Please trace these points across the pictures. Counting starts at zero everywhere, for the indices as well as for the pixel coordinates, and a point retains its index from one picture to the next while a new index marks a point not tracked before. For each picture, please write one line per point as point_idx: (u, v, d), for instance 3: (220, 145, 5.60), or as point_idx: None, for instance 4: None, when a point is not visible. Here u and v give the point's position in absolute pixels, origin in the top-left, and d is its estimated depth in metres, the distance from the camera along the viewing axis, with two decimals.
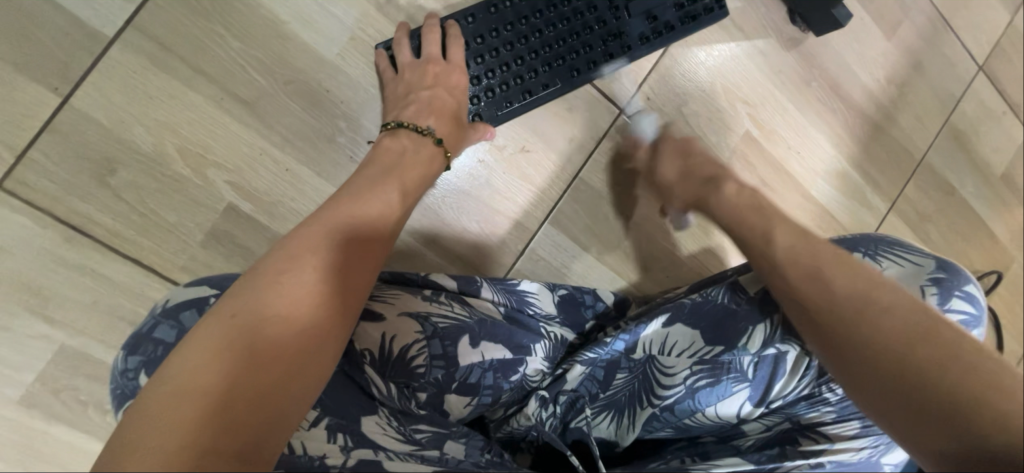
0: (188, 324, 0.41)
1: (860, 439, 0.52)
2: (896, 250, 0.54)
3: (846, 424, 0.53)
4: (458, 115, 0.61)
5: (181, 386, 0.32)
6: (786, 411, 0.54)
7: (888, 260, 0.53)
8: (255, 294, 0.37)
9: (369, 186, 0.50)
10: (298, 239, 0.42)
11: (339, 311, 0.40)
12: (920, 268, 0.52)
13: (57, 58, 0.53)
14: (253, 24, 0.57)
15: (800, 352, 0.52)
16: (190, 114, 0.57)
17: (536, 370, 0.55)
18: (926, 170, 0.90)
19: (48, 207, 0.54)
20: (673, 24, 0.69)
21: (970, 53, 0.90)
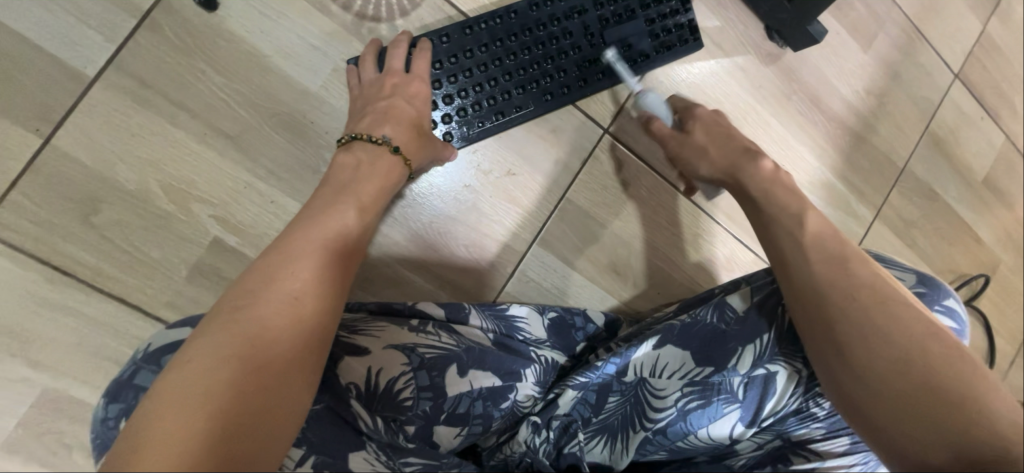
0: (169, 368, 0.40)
1: (850, 455, 0.52)
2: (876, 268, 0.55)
3: (836, 440, 0.53)
4: (420, 125, 0.59)
5: (153, 437, 0.32)
6: (777, 429, 0.54)
7: None
8: (235, 324, 0.38)
9: (343, 200, 0.50)
10: (274, 263, 0.42)
11: (308, 340, 0.40)
12: (901, 282, 0.53)
13: (39, 99, 0.53)
14: (234, 58, 0.58)
15: (789, 372, 0.53)
16: (173, 150, 0.57)
17: (527, 396, 0.55)
18: (909, 178, 0.91)
19: (30, 249, 0.54)
20: (648, 53, 0.71)
21: (946, 63, 0.92)
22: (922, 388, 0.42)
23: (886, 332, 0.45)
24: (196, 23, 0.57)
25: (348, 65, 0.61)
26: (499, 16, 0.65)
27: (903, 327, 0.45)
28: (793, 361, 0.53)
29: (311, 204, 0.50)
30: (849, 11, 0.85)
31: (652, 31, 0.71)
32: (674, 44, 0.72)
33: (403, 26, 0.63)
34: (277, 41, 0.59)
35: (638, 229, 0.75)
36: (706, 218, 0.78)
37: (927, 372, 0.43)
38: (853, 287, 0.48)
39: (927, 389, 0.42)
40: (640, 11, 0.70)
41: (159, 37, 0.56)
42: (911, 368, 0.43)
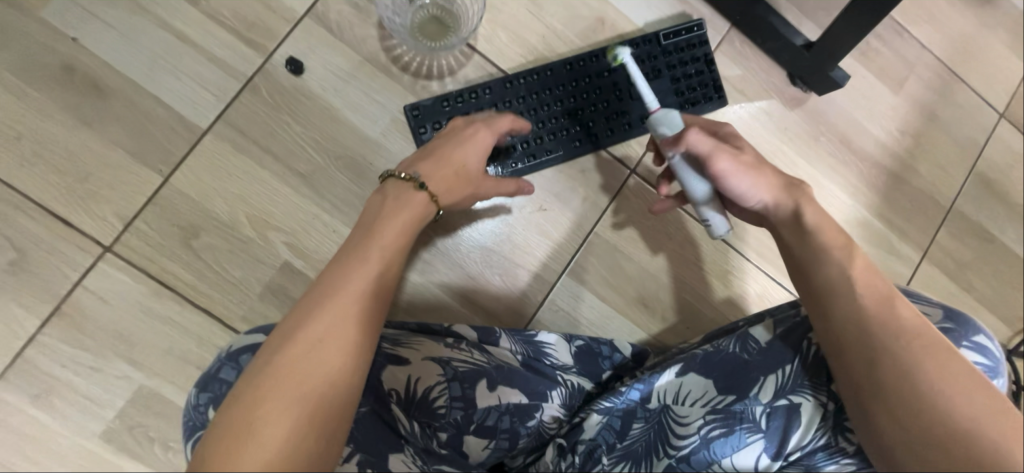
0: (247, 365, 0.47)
1: None
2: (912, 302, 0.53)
3: None
4: (457, 165, 0.60)
5: (237, 436, 0.38)
6: (806, 463, 0.52)
7: None
8: (278, 367, 0.42)
9: (373, 240, 0.52)
10: (309, 308, 0.45)
11: (358, 353, 0.45)
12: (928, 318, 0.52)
13: (162, 145, 0.66)
14: (313, 112, 0.70)
15: (815, 405, 0.52)
16: (259, 187, 0.68)
17: (553, 417, 0.59)
18: (957, 217, 0.89)
19: (143, 266, 0.65)
20: (672, 108, 0.77)
21: (988, 102, 0.91)
22: (947, 428, 0.42)
23: (931, 369, 0.44)
24: (285, 85, 0.69)
25: (403, 115, 0.71)
26: (537, 73, 0.74)
27: (938, 371, 0.44)
28: (818, 394, 0.52)
29: (344, 245, 0.53)
30: (875, 57, 0.87)
31: (677, 88, 0.77)
32: (698, 100, 0.78)
33: (451, 83, 0.73)
34: (348, 98, 0.70)
35: (666, 263, 0.78)
36: (736, 254, 0.79)
37: (964, 425, 0.42)
38: (889, 327, 0.47)
39: (967, 445, 0.41)
40: (666, 70, 0.77)
41: (256, 96, 0.69)
42: (940, 407, 0.43)
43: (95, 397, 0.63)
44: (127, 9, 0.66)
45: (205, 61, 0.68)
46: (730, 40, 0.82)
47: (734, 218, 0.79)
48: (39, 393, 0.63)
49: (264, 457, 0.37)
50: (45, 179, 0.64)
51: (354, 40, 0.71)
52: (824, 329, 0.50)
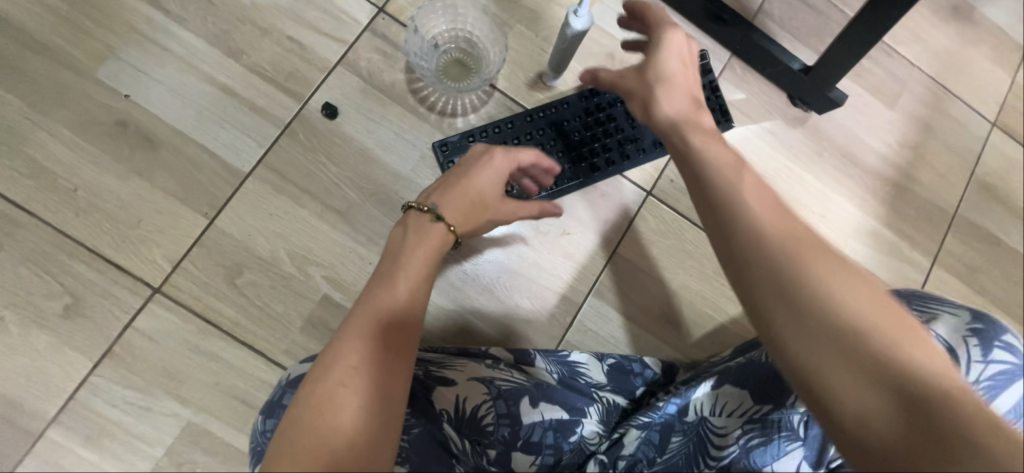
0: None
1: None
2: (930, 306, 0.54)
3: None
4: (471, 196, 0.62)
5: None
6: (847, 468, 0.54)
7: (920, 314, 0.54)
8: (314, 415, 0.41)
9: (399, 278, 0.53)
10: (342, 352, 0.45)
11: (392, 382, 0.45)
12: (957, 319, 0.52)
13: (207, 190, 0.70)
14: (347, 152, 0.74)
15: None
16: (298, 225, 0.72)
17: (592, 432, 0.61)
18: (963, 222, 0.92)
19: (190, 305, 0.68)
20: None
21: (980, 113, 0.96)
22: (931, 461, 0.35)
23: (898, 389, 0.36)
24: (321, 129, 0.74)
25: (432, 151, 0.75)
26: (555, 106, 0.79)
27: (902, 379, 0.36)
28: None
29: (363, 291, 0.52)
30: (868, 76, 0.93)
31: None
32: None
33: (475, 119, 0.77)
34: (380, 137, 0.75)
35: (687, 280, 0.81)
36: None
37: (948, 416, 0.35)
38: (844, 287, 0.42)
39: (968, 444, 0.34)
40: None
41: (294, 140, 0.73)
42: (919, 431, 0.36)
43: (144, 436, 0.65)
44: (174, 65, 0.71)
45: (246, 111, 0.72)
46: (732, 67, 0.87)
47: None
48: (90, 434, 0.64)
49: None
50: (97, 225, 0.67)
51: (384, 84, 0.76)
52: (778, 331, 0.39)
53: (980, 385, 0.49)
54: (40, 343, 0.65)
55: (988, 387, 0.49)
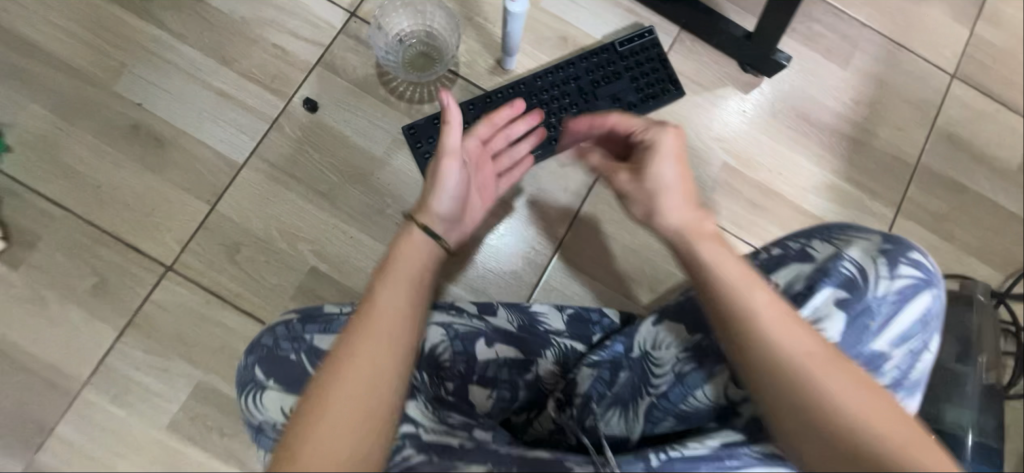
0: (280, 333, 0.57)
1: None
2: (846, 232, 0.57)
3: None
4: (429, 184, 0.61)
5: None
6: None
7: (838, 242, 0.56)
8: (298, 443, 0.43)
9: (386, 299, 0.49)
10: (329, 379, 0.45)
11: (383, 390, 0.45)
12: (867, 243, 0.55)
13: (208, 180, 0.81)
14: (327, 140, 0.83)
15: None
16: (287, 206, 0.81)
17: (547, 372, 0.68)
18: (926, 173, 0.94)
19: (197, 280, 0.78)
20: (635, 102, 0.88)
21: (938, 66, 0.98)
22: None
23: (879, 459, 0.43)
24: (304, 121, 0.83)
25: (402, 134, 0.84)
26: (512, 87, 0.86)
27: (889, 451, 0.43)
28: None
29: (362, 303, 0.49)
30: (819, 39, 0.96)
31: (637, 85, 0.88)
32: (657, 92, 0.88)
33: (440, 104, 0.85)
34: (356, 126, 0.84)
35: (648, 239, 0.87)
36: None
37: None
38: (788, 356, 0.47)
39: None
40: (625, 72, 0.88)
41: (281, 133, 0.83)
42: None
43: (162, 394, 0.75)
44: (177, 75, 0.82)
45: (239, 110, 0.83)
46: (681, 40, 0.92)
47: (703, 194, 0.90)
48: (118, 393, 0.74)
49: None
50: (119, 215, 0.78)
51: (357, 78, 0.85)
52: (788, 406, 0.46)
53: (888, 298, 0.52)
54: (75, 317, 0.76)
55: (898, 300, 0.52)
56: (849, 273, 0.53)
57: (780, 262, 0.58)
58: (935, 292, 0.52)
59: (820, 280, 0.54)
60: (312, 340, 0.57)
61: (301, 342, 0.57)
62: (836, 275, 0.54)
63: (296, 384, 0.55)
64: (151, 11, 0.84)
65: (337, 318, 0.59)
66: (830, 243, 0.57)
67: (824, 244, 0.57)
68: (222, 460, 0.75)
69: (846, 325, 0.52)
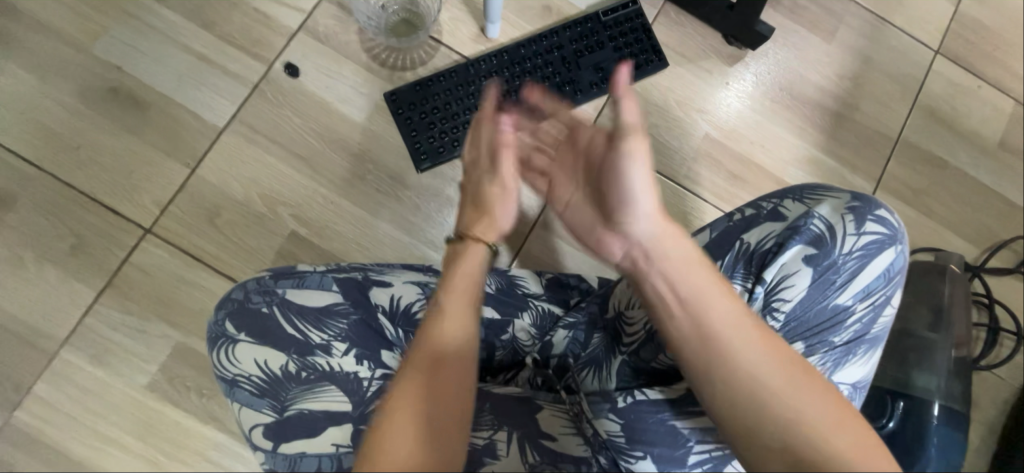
0: (250, 286, 0.55)
1: (807, 359, 0.52)
2: (817, 193, 0.56)
3: (792, 347, 0.53)
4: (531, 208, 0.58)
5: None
6: None
7: (811, 201, 0.56)
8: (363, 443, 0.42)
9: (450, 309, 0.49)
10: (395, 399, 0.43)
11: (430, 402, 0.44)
12: (839, 201, 0.54)
13: (188, 143, 0.80)
14: (308, 105, 0.83)
15: (741, 289, 0.55)
16: (267, 170, 0.81)
17: (524, 334, 0.67)
18: (906, 147, 0.95)
19: (177, 242, 0.78)
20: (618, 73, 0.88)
21: (920, 42, 0.98)
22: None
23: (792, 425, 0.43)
24: (286, 86, 0.83)
25: (383, 101, 0.83)
26: (495, 55, 0.85)
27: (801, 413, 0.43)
28: (742, 280, 0.55)
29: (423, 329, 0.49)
30: (804, 12, 0.96)
31: (619, 56, 0.88)
32: (640, 63, 0.89)
33: (423, 71, 0.85)
34: (338, 91, 0.84)
35: None
36: (691, 197, 0.90)
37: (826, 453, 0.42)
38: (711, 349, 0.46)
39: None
40: (608, 42, 0.88)
41: (262, 98, 0.82)
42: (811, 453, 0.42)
43: (141, 354, 0.75)
44: (157, 38, 0.82)
45: (220, 74, 0.82)
46: (666, 12, 0.92)
47: (685, 165, 0.90)
48: (96, 353, 0.75)
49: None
50: (97, 177, 0.78)
51: (340, 44, 0.85)
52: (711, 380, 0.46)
53: (853, 254, 0.52)
54: (54, 278, 0.76)
55: (861, 256, 0.52)
56: (817, 231, 0.53)
57: (751, 222, 0.57)
58: (900, 248, 0.53)
59: (789, 237, 0.53)
60: (284, 294, 0.55)
61: (272, 296, 0.55)
62: (805, 232, 0.53)
63: (270, 337, 0.53)
64: None
65: (310, 274, 0.56)
66: (803, 202, 0.56)
67: (795, 203, 0.56)
68: (201, 420, 0.75)
69: (812, 281, 0.52)
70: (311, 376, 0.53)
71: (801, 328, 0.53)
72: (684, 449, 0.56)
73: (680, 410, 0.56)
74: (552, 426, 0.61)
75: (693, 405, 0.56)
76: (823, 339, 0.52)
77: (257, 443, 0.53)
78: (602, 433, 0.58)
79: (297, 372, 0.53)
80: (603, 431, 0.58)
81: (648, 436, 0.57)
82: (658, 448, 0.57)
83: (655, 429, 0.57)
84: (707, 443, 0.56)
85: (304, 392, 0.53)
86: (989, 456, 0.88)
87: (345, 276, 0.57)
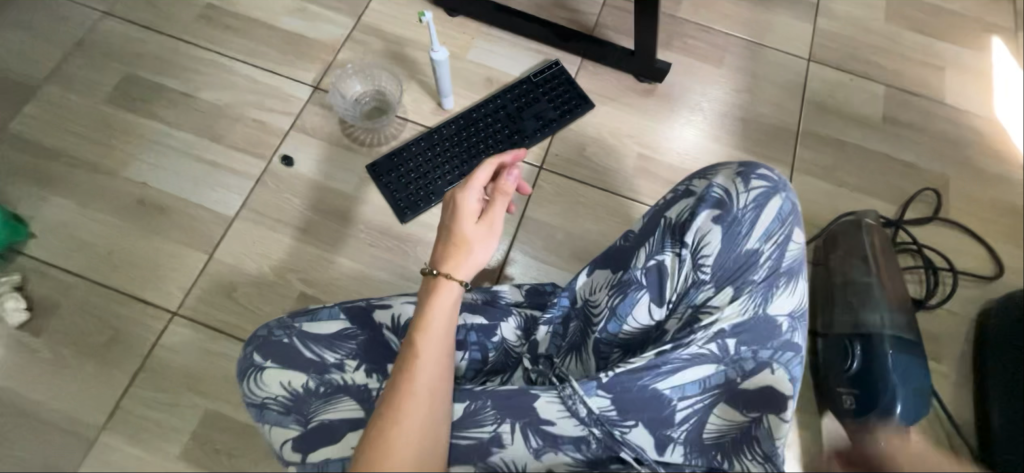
0: (272, 324, 0.65)
1: (735, 300, 0.64)
2: (715, 167, 0.70)
3: (722, 293, 0.65)
4: None
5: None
6: (683, 300, 0.67)
7: (712, 174, 0.70)
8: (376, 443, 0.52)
9: (427, 339, 0.56)
10: (383, 417, 0.53)
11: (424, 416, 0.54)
12: (731, 170, 0.69)
13: (205, 233, 0.94)
14: (304, 186, 0.99)
15: (674, 255, 0.67)
16: (275, 244, 0.94)
17: (513, 335, 0.77)
18: (807, 135, 1.13)
19: (200, 319, 0.88)
20: (555, 118, 1.07)
21: (794, 55, 1.21)
22: None
23: None
24: (284, 174, 1.00)
25: (366, 172, 1.00)
26: (453, 121, 1.04)
27: None
28: (673, 247, 0.67)
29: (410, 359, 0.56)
30: (695, 49, 1.20)
31: (553, 105, 1.08)
32: (571, 108, 1.09)
33: (397, 143, 1.03)
34: (328, 170, 1.00)
35: (587, 223, 1.02)
36: (639, 205, 1.04)
37: None
38: None
39: None
40: (542, 96, 1.08)
41: (266, 187, 0.98)
42: None
43: (173, 427, 0.82)
44: (176, 155, 1.00)
45: (229, 174, 0.99)
46: (585, 66, 1.15)
47: (628, 180, 1.06)
48: (132, 432, 0.81)
49: None
50: (128, 275, 0.90)
51: (325, 135, 1.03)
52: None
53: (747, 208, 0.65)
54: (91, 370, 0.84)
55: (754, 208, 0.65)
56: (718, 196, 0.66)
57: (671, 202, 0.71)
58: (785, 195, 0.66)
59: (697, 206, 0.67)
60: (301, 327, 0.65)
61: (292, 328, 0.65)
62: (709, 199, 0.67)
63: (290, 362, 0.63)
64: (153, 111, 1.03)
65: (322, 308, 0.67)
66: (705, 178, 0.70)
67: (700, 180, 0.70)
68: None
69: (722, 235, 0.65)
70: (329, 390, 0.62)
71: (725, 275, 0.65)
72: (669, 409, 0.64)
73: (656, 375, 0.64)
74: (549, 412, 0.64)
75: (666, 366, 0.64)
76: (746, 280, 0.64)
77: (288, 458, 0.60)
78: (595, 410, 0.63)
79: (317, 388, 0.62)
80: (596, 407, 0.64)
81: (634, 404, 0.64)
82: (647, 412, 0.64)
83: (637, 397, 0.64)
84: (684, 397, 0.64)
85: (323, 404, 0.61)
86: (968, 387, 0.94)
87: (351, 305, 0.68)
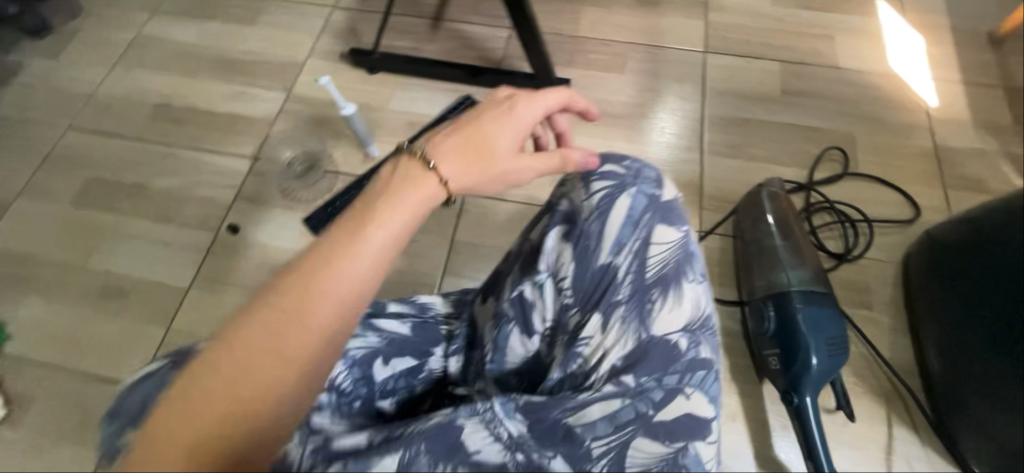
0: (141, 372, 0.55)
1: (601, 323, 0.61)
2: (570, 174, 0.71)
3: (588, 318, 0.61)
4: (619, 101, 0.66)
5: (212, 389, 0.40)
6: (557, 327, 0.64)
7: (568, 183, 0.69)
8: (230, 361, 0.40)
9: (367, 243, 0.44)
10: (260, 314, 0.41)
11: (319, 349, 0.42)
12: (583, 176, 0.67)
13: (162, 307, 1.02)
14: (250, 249, 1.07)
15: (534, 284, 0.65)
16: (226, 307, 1.02)
17: (437, 361, 0.74)
18: (713, 120, 1.20)
19: None
20: None
21: (690, 50, 1.30)
22: None
23: None
24: (231, 241, 1.08)
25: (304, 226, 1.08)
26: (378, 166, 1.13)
27: None
28: (532, 274, 0.66)
29: (332, 262, 0.43)
30: (597, 62, 1.30)
31: None
32: None
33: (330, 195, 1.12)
34: (270, 230, 1.09)
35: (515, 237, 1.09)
36: None
37: None
38: None
39: None
40: None
41: (215, 255, 1.07)
42: None
43: None
44: (132, 241, 1.09)
45: (181, 250, 1.08)
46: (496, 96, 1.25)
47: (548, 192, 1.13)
48: None
49: (221, 418, 0.39)
50: (94, 358, 0.98)
51: (265, 199, 1.13)
52: None
53: (592, 218, 0.64)
54: (65, 451, 0.91)
55: (600, 217, 0.64)
56: (567, 210, 0.67)
57: (536, 223, 0.71)
58: (634, 193, 0.64)
59: (550, 224, 0.67)
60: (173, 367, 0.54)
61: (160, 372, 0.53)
62: (558, 215, 0.67)
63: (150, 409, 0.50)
64: (111, 205, 1.14)
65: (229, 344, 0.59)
66: (562, 187, 0.70)
67: (558, 191, 0.70)
68: None
69: (573, 252, 0.64)
70: None
71: (586, 295, 0.63)
72: (585, 446, 0.54)
73: (562, 409, 0.56)
74: (473, 440, 0.52)
75: (565, 399, 0.57)
76: (608, 300, 0.61)
77: None
78: (513, 434, 0.53)
79: None
80: (510, 431, 0.53)
81: (549, 436, 0.54)
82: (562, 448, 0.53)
83: (547, 431, 0.54)
84: (599, 437, 0.54)
85: None
86: (902, 331, 0.96)
87: None
